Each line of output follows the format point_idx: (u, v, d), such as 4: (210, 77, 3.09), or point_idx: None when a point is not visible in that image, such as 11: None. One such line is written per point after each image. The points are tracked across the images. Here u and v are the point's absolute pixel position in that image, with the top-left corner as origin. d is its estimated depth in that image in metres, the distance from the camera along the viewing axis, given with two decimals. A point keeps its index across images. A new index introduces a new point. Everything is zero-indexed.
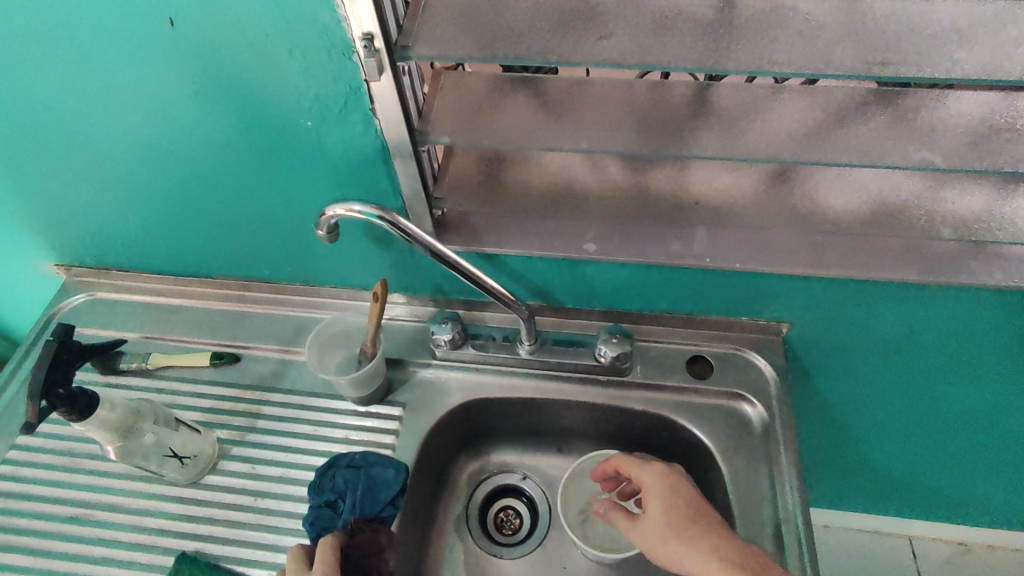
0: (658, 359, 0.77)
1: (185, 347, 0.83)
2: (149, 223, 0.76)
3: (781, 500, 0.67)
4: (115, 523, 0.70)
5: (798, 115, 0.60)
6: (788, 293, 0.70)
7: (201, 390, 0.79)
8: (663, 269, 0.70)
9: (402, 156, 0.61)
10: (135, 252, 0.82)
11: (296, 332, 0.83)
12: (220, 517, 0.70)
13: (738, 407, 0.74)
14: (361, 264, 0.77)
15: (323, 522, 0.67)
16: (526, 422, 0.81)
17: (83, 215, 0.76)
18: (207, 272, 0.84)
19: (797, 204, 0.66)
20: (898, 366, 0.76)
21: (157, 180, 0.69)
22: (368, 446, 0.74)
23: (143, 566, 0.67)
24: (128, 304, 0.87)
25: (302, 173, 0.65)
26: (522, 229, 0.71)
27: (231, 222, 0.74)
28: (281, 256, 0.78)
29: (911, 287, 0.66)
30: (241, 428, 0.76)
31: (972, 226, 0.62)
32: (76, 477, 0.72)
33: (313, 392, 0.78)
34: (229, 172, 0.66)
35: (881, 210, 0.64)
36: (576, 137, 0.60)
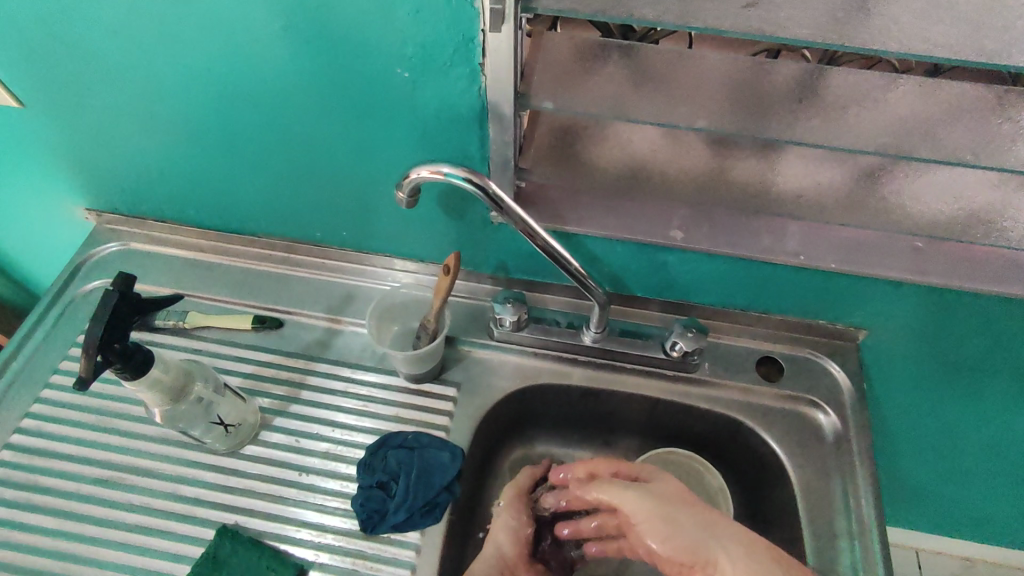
0: (727, 357, 0.74)
1: (223, 308, 0.78)
2: (202, 171, 0.71)
3: (857, 513, 0.65)
4: (148, 489, 0.65)
5: (929, 107, 0.55)
6: (877, 297, 0.67)
7: (241, 354, 0.74)
8: (750, 264, 0.66)
9: (501, 120, 0.56)
10: (180, 203, 0.77)
11: (344, 300, 0.78)
12: (260, 491, 0.65)
13: (810, 414, 0.71)
14: (424, 234, 0.72)
15: (374, 504, 0.64)
16: (580, 413, 0.78)
17: (130, 157, 0.71)
18: (252, 230, 0.79)
19: (906, 205, 0.61)
20: (971, 384, 0.73)
21: (220, 124, 0.64)
22: (420, 427, 0.70)
23: (177, 536, 0.63)
24: (164, 257, 0.81)
25: (385, 129, 0.60)
26: (605, 210, 0.66)
27: (292, 177, 0.69)
28: (338, 218, 0.73)
29: (1011, 302, 0.62)
30: (284, 397, 0.71)
31: None
32: (108, 437, 0.68)
33: (360, 365, 0.74)
34: (303, 120, 0.62)
35: (999, 220, 0.59)
36: (691, 115, 0.55)
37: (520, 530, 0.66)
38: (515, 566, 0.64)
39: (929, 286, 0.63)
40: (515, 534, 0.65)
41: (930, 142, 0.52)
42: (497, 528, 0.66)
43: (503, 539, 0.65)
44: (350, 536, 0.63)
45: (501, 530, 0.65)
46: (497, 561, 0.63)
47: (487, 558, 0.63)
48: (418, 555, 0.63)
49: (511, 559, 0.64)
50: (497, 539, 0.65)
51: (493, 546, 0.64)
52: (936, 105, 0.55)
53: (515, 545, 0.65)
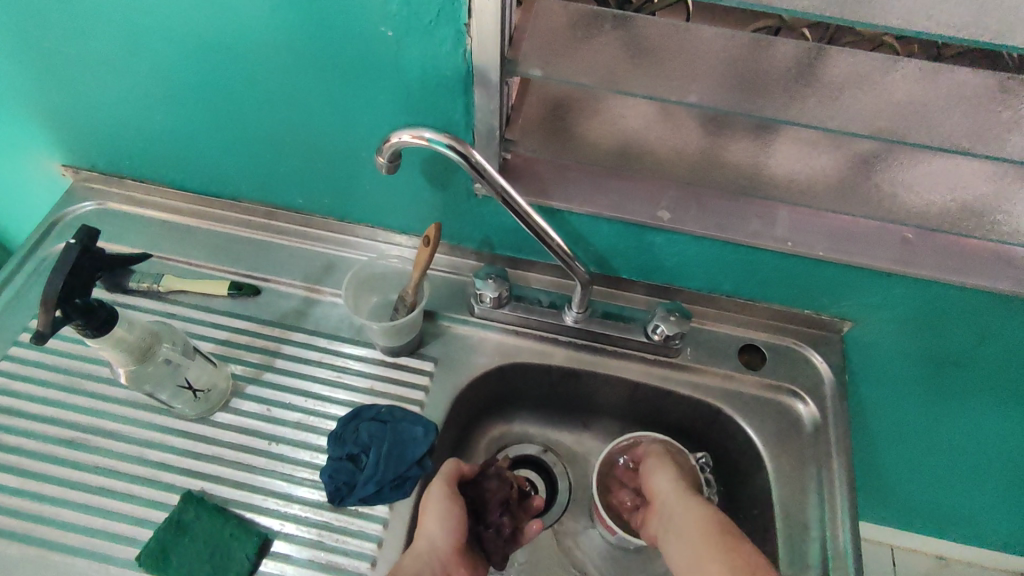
0: (709, 343, 0.73)
1: (200, 272, 0.76)
2: (179, 128, 0.69)
3: (830, 504, 0.64)
4: (114, 452, 0.64)
5: (927, 92, 0.53)
6: (865, 288, 0.66)
7: (216, 320, 0.72)
8: (737, 248, 0.65)
9: (488, 88, 0.55)
10: (157, 162, 0.75)
11: (324, 270, 0.77)
12: (228, 458, 0.64)
13: (790, 404, 0.70)
14: (407, 205, 0.71)
15: (342, 476, 0.63)
16: (559, 394, 0.77)
17: (105, 111, 0.69)
18: (231, 193, 0.77)
19: (899, 194, 0.60)
20: (954, 380, 0.72)
21: (198, 78, 0.62)
22: (394, 400, 0.69)
23: (141, 501, 0.62)
24: (142, 219, 0.80)
25: (368, 90, 0.58)
26: (591, 187, 0.65)
27: (273, 138, 0.67)
28: (320, 184, 0.71)
29: (998, 297, 0.62)
30: (257, 365, 0.70)
31: None
32: (75, 397, 0.67)
33: (338, 335, 0.73)
34: (284, 78, 0.60)
35: (991, 213, 0.58)
36: (684, 90, 0.53)
37: (457, 519, 0.59)
38: (447, 559, 0.57)
39: (916, 277, 0.62)
40: (449, 524, 0.58)
41: (926, 127, 0.51)
42: (428, 521, 0.58)
43: (437, 529, 0.57)
44: (316, 507, 0.62)
45: (434, 521, 0.58)
46: (431, 554, 0.56)
47: (421, 552, 0.56)
48: (385, 529, 0.62)
49: (444, 552, 0.57)
50: (430, 532, 0.57)
51: (427, 540, 0.57)
52: (934, 90, 0.54)
53: (449, 536, 0.58)
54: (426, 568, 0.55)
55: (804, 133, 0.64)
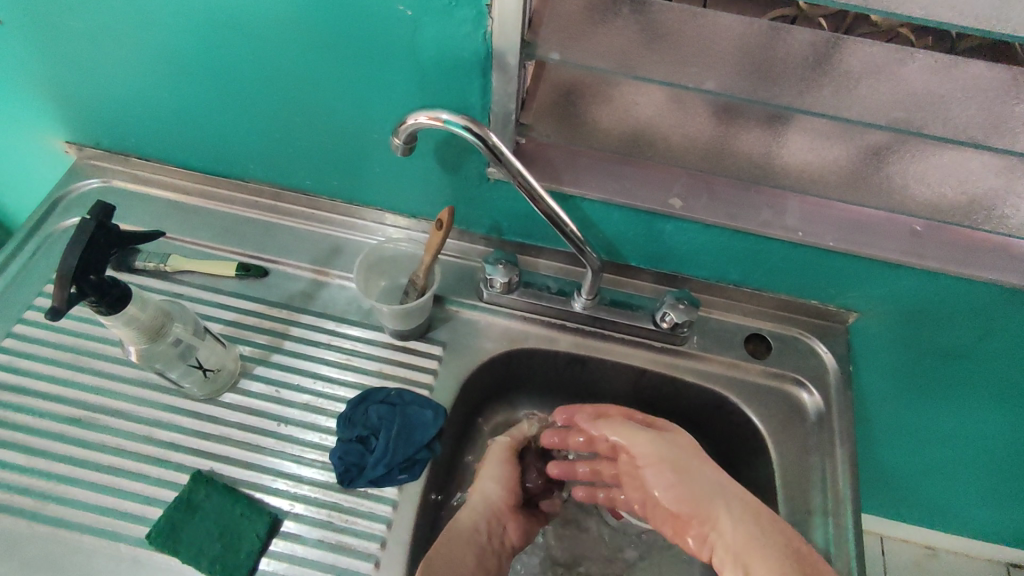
0: (716, 332, 0.74)
1: (206, 253, 0.76)
2: (188, 106, 0.68)
3: (833, 491, 0.65)
4: (122, 431, 0.64)
5: (938, 84, 0.54)
6: (871, 278, 0.66)
7: (224, 301, 0.72)
8: (746, 238, 0.66)
9: (505, 71, 0.55)
10: (163, 140, 0.74)
11: (332, 252, 0.76)
12: (237, 439, 0.64)
13: (795, 393, 0.71)
14: (418, 189, 0.70)
15: (352, 458, 0.63)
16: (565, 380, 0.77)
17: (112, 87, 0.68)
18: (239, 173, 0.76)
19: (910, 186, 0.60)
20: (953, 372, 0.74)
21: (209, 54, 0.61)
22: (402, 383, 0.69)
23: (150, 480, 0.62)
24: (147, 198, 0.79)
25: (383, 71, 0.58)
26: (603, 174, 0.65)
27: (283, 118, 0.66)
28: (329, 166, 0.71)
29: (1002, 290, 0.62)
30: (265, 346, 0.70)
31: None
32: (82, 376, 0.66)
33: (346, 319, 0.73)
34: (298, 57, 0.59)
35: (999, 207, 0.59)
36: (701, 76, 0.53)
37: (506, 479, 0.68)
38: (500, 514, 0.66)
39: (923, 269, 0.63)
40: (501, 482, 0.67)
41: (941, 118, 0.52)
42: (483, 478, 0.68)
43: (491, 487, 0.67)
44: (326, 488, 0.63)
45: (488, 481, 0.67)
46: (484, 509, 0.65)
47: (474, 504, 0.65)
48: (395, 510, 0.62)
49: (496, 507, 0.66)
50: (484, 489, 0.67)
51: (479, 496, 0.66)
52: (948, 82, 0.54)
53: (500, 493, 0.67)
54: (479, 520, 0.64)
55: (816, 124, 0.65)
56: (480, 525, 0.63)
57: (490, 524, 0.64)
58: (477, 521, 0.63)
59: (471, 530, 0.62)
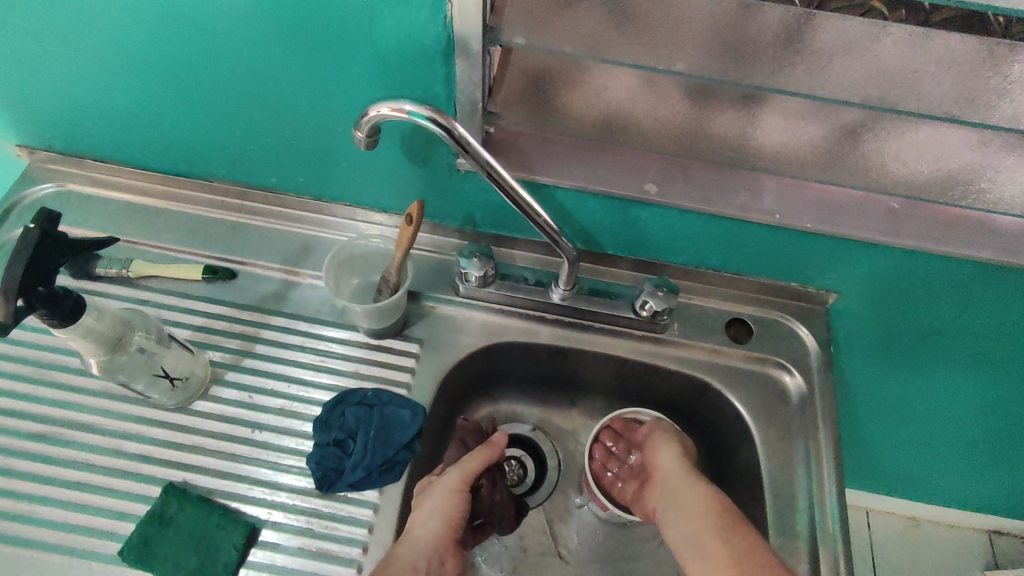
0: (696, 318, 0.73)
1: (171, 256, 0.73)
2: (142, 105, 0.65)
3: (817, 473, 0.65)
4: (89, 446, 0.62)
5: (908, 60, 0.53)
6: (849, 258, 0.66)
7: (191, 306, 0.70)
8: (723, 222, 0.65)
9: (470, 58, 0.53)
10: (119, 141, 0.71)
11: (302, 251, 0.74)
12: (210, 447, 0.62)
13: (777, 376, 0.70)
14: (388, 183, 0.68)
15: (330, 462, 0.61)
16: (546, 373, 0.76)
17: (61, 87, 0.65)
18: (201, 173, 0.73)
19: (885, 164, 0.60)
20: (932, 349, 0.74)
21: (159, 50, 0.58)
22: (379, 383, 0.67)
23: (120, 494, 0.60)
24: (107, 201, 0.76)
25: (344, 62, 0.56)
26: (576, 161, 0.64)
27: (243, 115, 0.64)
28: (294, 162, 0.68)
29: (978, 266, 0.62)
30: (236, 351, 0.68)
31: None
32: (44, 390, 0.64)
33: (319, 319, 0.71)
34: (253, 50, 0.57)
35: (975, 182, 0.58)
36: (671, 58, 0.52)
37: (454, 513, 0.61)
38: (442, 552, 0.59)
39: (901, 247, 0.62)
40: (449, 517, 0.60)
41: (915, 94, 0.51)
42: (430, 509, 0.60)
43: (438, 522, 0.59)
44: (304, 494, 0.61)
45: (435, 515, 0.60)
46: (428, 545, 0.58)
47: (418, 538, 0.57)
48: (377, 514, 0.61)
49: (441, 544, 0.59)
50: (429, 521, 0.59)
51: (425, 528, 0.58)
52: (920, 57, 0.53)
53: (449, 530, 0.59)
54: (421, 557, 0.57)
55: (790, 103, 0.63)
56: (421, 562, 0.56)
57: (432, 562, 0.58)
58: (419, 558, 0.56)
59: (409, 565, 0.55)
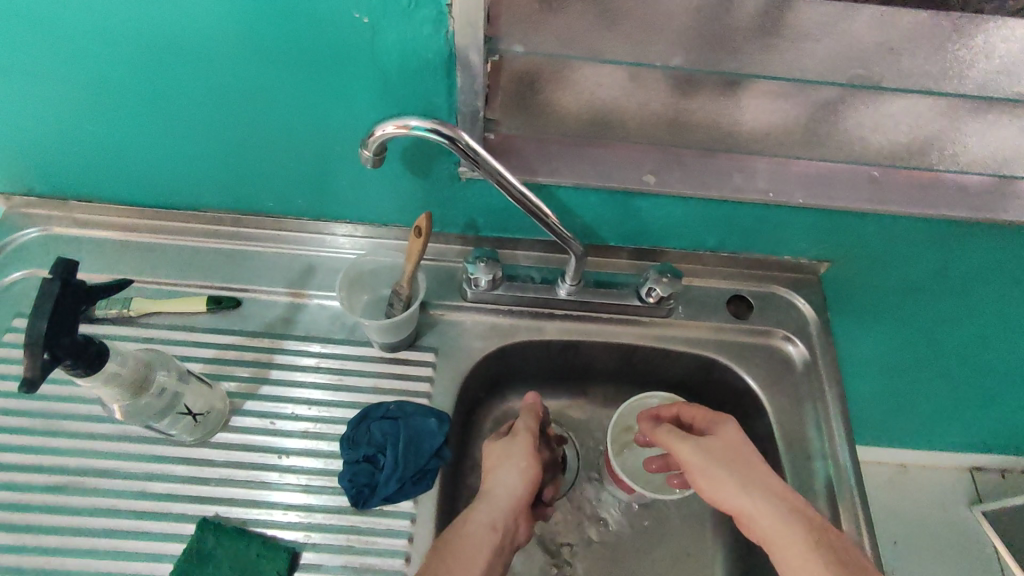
0: (698, 299, 0.75)
1: (171, 291, 0.72)
2: (131, 141, 0.64)
3: (828, 433, 0.68)
4: (114, 491, 0.61)
5: (882, 38, 0.56)
6: (839, 228, 0.69)
7: (199, 339, 0.69)
8: (719, 205, 0.67)
9: (471, 69, 0.53)
10: (106, 178, 0.69)
11: (306, 272, 0.74)
12: (239, 478, 0.62)
13: (780, 346, 0.73)
14: (388, 197, 0.68)
15: (362, 478, 0.62)
16: (559, 367, 0.77)
17: (43, 128, 0.63)
18: (193, 203, 0.72)
19: (865, 137, 0.63)
20: (920, 305, 0.78)
21: (150, 82, 0.57)
22: (400, 395, 0.68)
23: (153, 536, 0.59)
24: (96, 241, 0.74)
25: (342, 81, 0.56)
26: (574, 159, 0.65)
27: (238, 142, 0.63)
28: (292, 185, 0.68)
29: (957, 225, 0.66)
30: (252, 379, 0.67)
31: (1013, 162, 0.62)
32: (58, 440, 0.62)
33: (331, 338, 0.71)
34: (249, 77, 0.56)
35: (951, 148, 0.62)
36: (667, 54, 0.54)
37: (533, 474, 0.62)
38: (519, 512, 0.60)
39: (886, 213, 0.66)
40: (528, 476, 0.62)
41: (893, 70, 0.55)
42: (508, 469, 0.62)
43: (518, 481, 0.61)
44: (340, 513, 0.61)
45: (515, 473, 0.62)
46: (508, 504, 0.59)
47: (496, 497, 0.60)
48: (414, 523, 0.61)
49: (519, 504, 0.60)
50: (507, 480, 0.61)
51: (503, 488, 0.60)
52: (894, 36, 0.56)
53: (528, 492, 0.61)
54: (500, 518, 0.58)
55: None
56: (499, 523, 0.58)
57: (509, 524, 0.58)
58: (497, 519, 0.58)
59: (488, 528, 0.56)
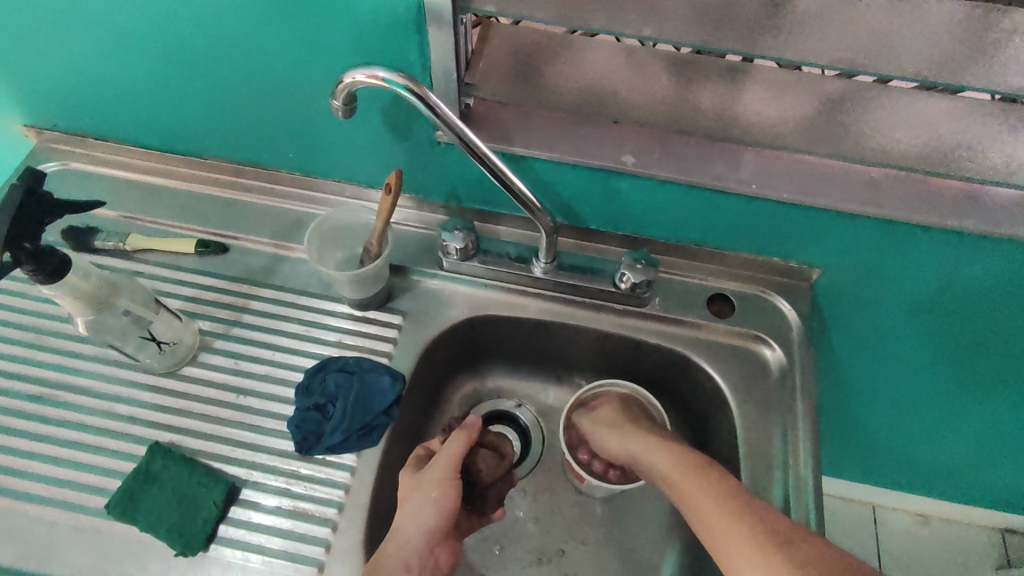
0: (678, 293, 0.73)
1: (166, 231, 0.75)
2: (136, 81, 0.67)
3: (793, 445, 0.65)
4: (83, 407, 0.64)
5: (885, 24, 0.53)
6: (830, 231, 0.65)
7: (185, 278, 0.72)
8: (701, 194, 0.65)
9: (442, 26, 0.54)
10: (116, 119, 0.73)
11: (293, 226, 0.76)
12: (197, 411, 0.64)
13: (756, 350, 0.70)
14: (372, 158, 0.70)
15: (310, 426, 0.63)
16: (530, 347, 0.77)
17: (62, 65, 0.67)
18: (195, 150, 0.75)
19: (866, 135, 0.60)
20: (922, 328, 0.73)
21: (149, 23, 0.60)
22: (362, 352, 0.69)
23: (109, 454, 0.62)
24: (108, 179, 0.79)
25: (322, 33, 0.57)
26: (554, 133, 0.64)
27: (231, 90, 0.66)
28: (282, 137, 0.70)
29: (959, 238, 0.62)
30: (225, 321, 0.70)
31: None
32: (42, 354, 0.66)
33: (306, 291, 0.72)
34: (237, 23, 0.58)
35: (957, 152, 0.58)
36: (641, 25, 0.52)
37: (447, 504, 0.59)
38: (434, 543, 0.58)
39: (879, 219, 0.62)
40: (440, 511, 0.59)
41: (889, 59, 0.52)
42: (419, 502, 0.59)
43: (429, 516, 0.58)
44: (284, 457, 0.63)
45: (426, 508, 0.58)
46: (420, 540, 0.57)
47: (409, 535, 0.57)
48: (352, 476, 0.62)
49: (432, 536, 0.58)
50: (418, 515, 0.58)
51: (415, 524, 0.57)
52: (899, 25, 0.53)
53: (439, 522, 0.58)
54: (414, 555, 0.56)
55: (773, 75, 0.63)
56: (413, 560, 0.56)
57: (424, 558, 0.57)
58: (411, 557, 0.56)
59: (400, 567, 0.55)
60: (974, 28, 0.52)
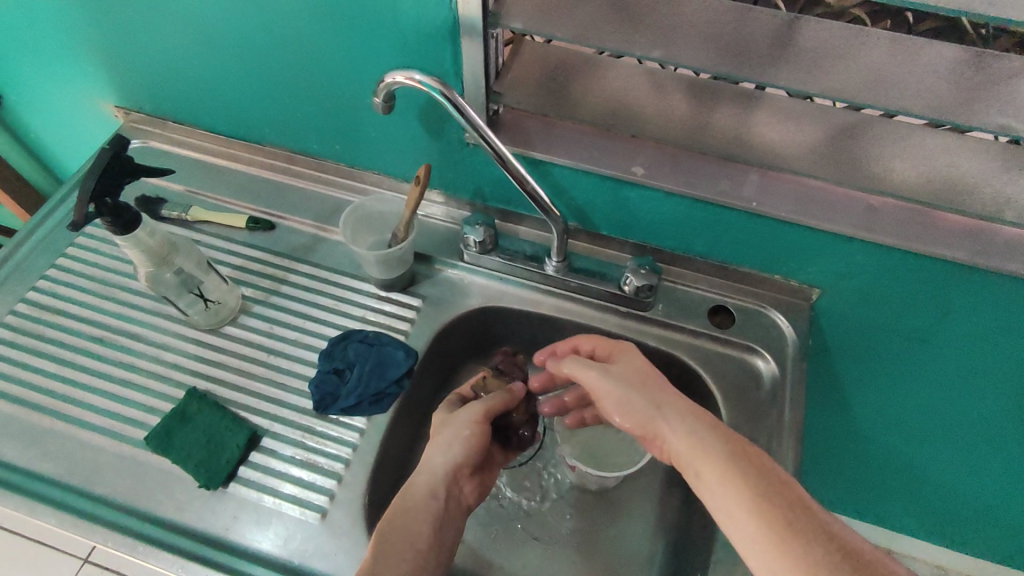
0: (681, 301, 0.77)
1: (223, 207, 0.85)
2: (209, 72, 0.77)
3: (777, 453, 0.67)
4: (136, 352, 0.73)
5: (885, 61, 0.56)
6: (829, 253, 0.68)
7: (235, 248, 0.81)
8: (706, 207, 0.69)
9: (473, 37, 0.61)
10: (191, 105, 0.83)
11: (334, 211, 0.84)
12: (232, 365, 0.72)
13: (751, 362, 0.74)
14: (408, 153, 0.77)
15: (328, 387, 0.70)
16: (539, 340, 0.82)
17: (148, 53, 0.77)
18: (255, 137, 0.85)
19: (869, 164, 0.62)
20: (921, 356, 0.74)
21: (225, 21, 0.69)
22: (382, 328, 0.76)
23: (154, 393, 0.70)
24: (179, 157, 0.89)
25: (370, 38, 0.65)
26: (573, 142, 0.70)
27: (288, 84, 0.74)
28: (330, 130, 0.78)
29: (955, 268, 0.64)
30: (265, 289, 0.78)
31: None
32: (109, 303, 0.76)
33: (339, 269, 0.80)
34: (298, 25, 0.67)
35: (953, 185, 0.61)
36: (650, 46, 0.57)
37: (478, 439, 0.65)
38: (461, 474, 0.63)
39: (876, 243, 0.65)
40: (471, 444, 0.64)
41: (888, 91, 0.55)
42: (453, 434, 0.64)
43: (462, 448, 0.63)
44: (303, 412, 0.69)
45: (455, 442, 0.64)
46: (448, 468, 0.62)
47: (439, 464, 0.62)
48: (361, 437, 0.68)
49: (460, 467, 0.63)
50: (450, 447, 0.63)
51: (445, 455, 0.63)
52: (899, 61, 0.56)
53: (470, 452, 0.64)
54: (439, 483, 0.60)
55: (783, 102, 0.67)
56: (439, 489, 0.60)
57: (450, 487, 0.61)
58: (436, 485, 0.60)
59: (426, 495, 0.59)
60: (972, 68, 0.55)
